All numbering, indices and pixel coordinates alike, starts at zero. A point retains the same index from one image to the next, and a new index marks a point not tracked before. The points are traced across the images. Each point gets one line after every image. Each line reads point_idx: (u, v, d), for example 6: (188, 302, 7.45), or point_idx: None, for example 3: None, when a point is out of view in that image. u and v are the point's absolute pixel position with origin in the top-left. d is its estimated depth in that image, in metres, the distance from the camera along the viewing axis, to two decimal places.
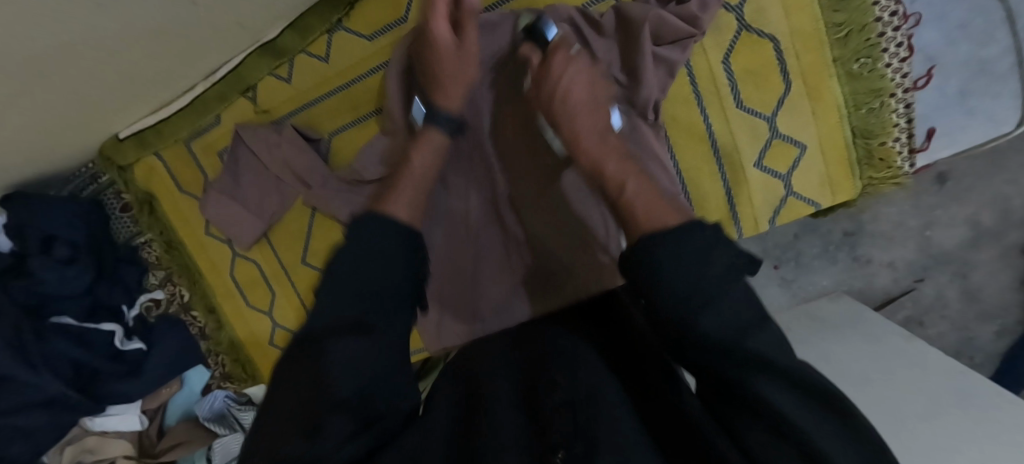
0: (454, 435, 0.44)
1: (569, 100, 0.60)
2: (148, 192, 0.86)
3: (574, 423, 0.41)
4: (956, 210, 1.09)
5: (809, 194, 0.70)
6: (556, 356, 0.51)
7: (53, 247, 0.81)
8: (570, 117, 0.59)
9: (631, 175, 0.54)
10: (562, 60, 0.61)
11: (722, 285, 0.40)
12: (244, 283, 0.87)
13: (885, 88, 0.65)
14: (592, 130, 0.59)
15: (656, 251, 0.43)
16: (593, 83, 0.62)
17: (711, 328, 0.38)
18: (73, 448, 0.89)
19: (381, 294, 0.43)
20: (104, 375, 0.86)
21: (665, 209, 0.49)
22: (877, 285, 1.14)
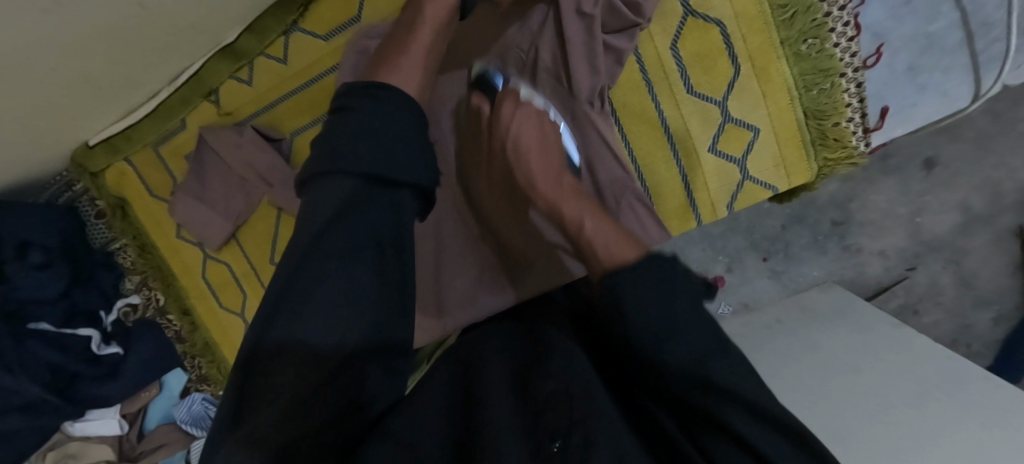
0: (446, 420, 0.43)
1: (518, 147, 0.62)
2: (120, 197, 0.87)
3: (572, 411, 0.40)
4: (946, 197, 1.10)
5: (764, 177, 0.71)
6: (545, 348, 0.50)
7: (29, 253, 0.82)
8: (526, 170, 0.61)
9: (588, 219, 0.54)
10: (511, 104, 0.64)
11: (682, 319, 0.42)
12: (217, 285, 0.88)
13: (834, 68, 0.65)
14: (545, 171, 0.61)
15: (625, 304, 0.42)
16: (542, 127, 0.64)
17: (676, 357, 0.40)
18: (55, 453, 0.91)
19: (386, 229, 0.44)
20: (82, 378, 0.88)
21: (620, 243, 0.49)
22: (869, 274, 1.14)
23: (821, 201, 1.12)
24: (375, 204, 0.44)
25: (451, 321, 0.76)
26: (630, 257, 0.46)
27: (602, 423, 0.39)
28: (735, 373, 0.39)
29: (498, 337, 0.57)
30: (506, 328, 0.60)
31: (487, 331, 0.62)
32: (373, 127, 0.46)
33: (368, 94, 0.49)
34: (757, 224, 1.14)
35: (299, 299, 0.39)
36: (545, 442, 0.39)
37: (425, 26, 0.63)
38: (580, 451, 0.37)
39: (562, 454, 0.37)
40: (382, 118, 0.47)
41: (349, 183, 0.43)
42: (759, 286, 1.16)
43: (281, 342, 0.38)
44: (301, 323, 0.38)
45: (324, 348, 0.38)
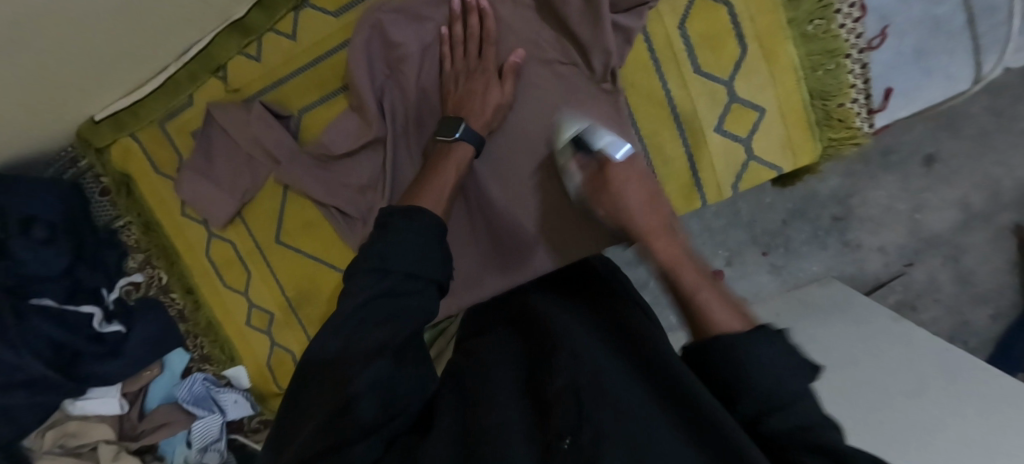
0: (463, 433, 0.44)
1: (630, 201, 0.63)
2: (125, 174, 0.86)
3: (578, 406, 0.42)
4: (945, 193, 1.11)
5: (770, 158, 0.71)
6: (553, 343, 0.54)
7: (33, 228, 0.83)
8: (637, 227, 0.62)
9: (704, 288, 0.53)
10: (621, 166, 0.64)
11: (777, 363, 0.43)
12: (220, 264, 0.88)
13: (839, 49, 0.66)
14: (659, 225, 0.62)
15: (739, 350, 0.44)
16: (650, 193, 0.64)
17: (762, 384, 0.41)
18: (55, 432, 0.91)
19: (398, 334, 0.48)
20: (85, 356, 0.88)
21: (703, 283, 0.54)
22: (868, 270, 1.15)
23: (822, 196, 1.13)
24: (396, 317, 0.49)
25: (463, 298, 0.79)
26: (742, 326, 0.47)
27: (609, 415, 0.41)
28: (815, 413, 0.40)
29: (499, 346, 0.60)
30: (511, 335, 0.63)
31: (494, 335, 0.64)
32: (400, 252, 0.52)
33: (390, 230, 0.54)
34: (758, 218, 1.14)
35: (355, 322, 0.49)
36: (554, 440, 0.40)
37: (447, 171, 0.65)
38: (586, 448, 0.38)
39: (570, 449, 0.39)
40: (398, 242, 0.53)
41: (373, 288, 0.50)
42: (759, 279, 1.16)
43: (325, 361, 0.48)
44: (337, 348, 0.48)
45: (352, 360, 0.46)
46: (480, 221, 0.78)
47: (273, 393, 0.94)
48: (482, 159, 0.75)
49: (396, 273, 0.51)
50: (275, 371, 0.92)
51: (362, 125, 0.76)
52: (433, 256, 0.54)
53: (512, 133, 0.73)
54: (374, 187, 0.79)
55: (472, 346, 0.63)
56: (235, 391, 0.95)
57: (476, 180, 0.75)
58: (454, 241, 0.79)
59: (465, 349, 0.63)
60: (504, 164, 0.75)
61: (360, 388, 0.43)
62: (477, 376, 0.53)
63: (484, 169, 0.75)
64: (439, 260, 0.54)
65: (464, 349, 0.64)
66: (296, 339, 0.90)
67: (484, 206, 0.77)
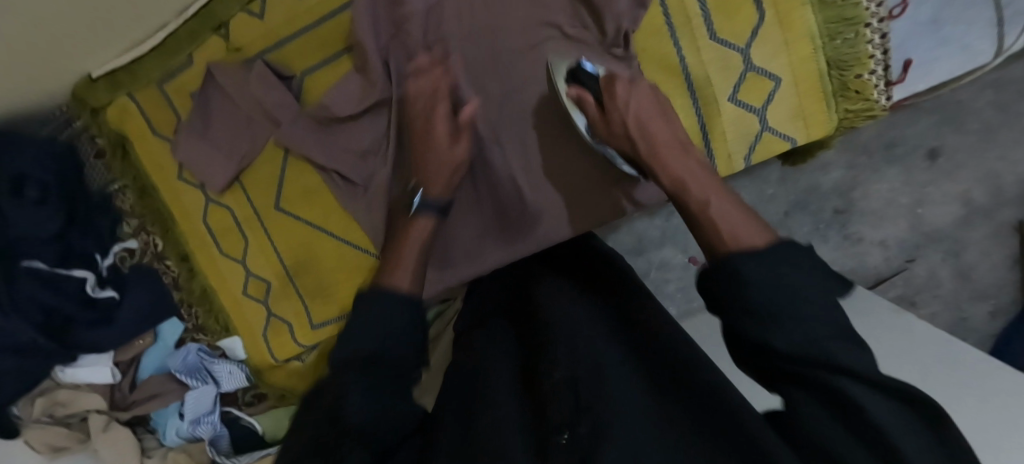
0: (466, 427, 0.47)
1: (641, 121, 0.61)
2: (122, 134, 0.84)
3: (576, 399, 0.45)
4: (947, 187, 1.11)
5: (784, 129, 0.69)
6: (546, 332, 0.56)
7: (25, 187, 0.82)
8: (649, 139, 0.60)
9: (716, 197, 0.51)
10: (624, 85, 0.63)
11: (805, 301, 0.39)
12: (218, 232, 0.86)
13: (859, 16, 0.64)
14: (671, 142, 0.59)
15: (744, 270, 0.41)
16: (658, 104, 0.62)
17: (790, 348, 0.37)
18: (43, 401, 0.91)
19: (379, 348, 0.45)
20: (76, 323, 0.87)
21: (715, 188, 0.53)
22: (868, 264, 1.14)
23: (823, 189, 1.12)
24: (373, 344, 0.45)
25: (466, 270, 0.78)
26: (758, 237, 0.45)
27: (605, 404, 0.43)
28: (824, 327, 0.38)
29: (501, 335, 0.62)
30: (507, 323, 0.65)
31: (494, 321, 0.66)
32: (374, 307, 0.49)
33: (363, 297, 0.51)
34: (762, 206, 1.12)
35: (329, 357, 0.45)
36: (552, 434, 0.43)
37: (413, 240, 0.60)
38: (585, 440, 0.40)
39: (569, 443, 0.41)
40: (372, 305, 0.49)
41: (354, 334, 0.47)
42: None
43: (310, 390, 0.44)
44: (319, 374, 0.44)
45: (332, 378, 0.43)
46: (480, 195, 0.77)
47: (269, 366, 0.91)
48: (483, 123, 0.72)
49: (361, 354, 0.44)
50: (271, 342, 0.90)
51: (366, 87, 0.74)
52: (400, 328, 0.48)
53: (518, 100, 0.72)
54: (377, 153, 0.77)
55: (468, 332, 0.65)
56: (230, 363, 0.94)
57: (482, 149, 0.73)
58: (450, 218, 0.78)
59: (460, 336, 0.66)
60: (512, 133, 0.73)
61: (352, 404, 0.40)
62: (475, 369, 0.56)
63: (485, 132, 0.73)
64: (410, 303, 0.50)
65: (460, 336, 0.66)
66: (294, 310, 0.88)
67: (486, 175, 0.75)
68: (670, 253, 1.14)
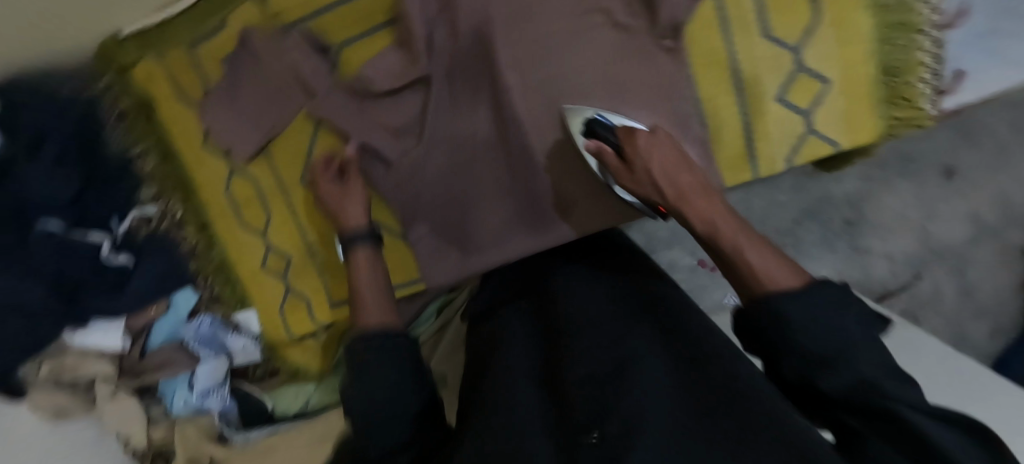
0: (497, 421, 0.50)
1: (665, 172, 0.62)
2: (146, 96, 0.82)
3: (603, 397, 0.48)
4: (957, 205, 1.13)
5: (829, 132, 0.68)
6: (571, 330, 0.60)
7: (43, 145, 0.80)
8: (676, 187, 0.61)
9: (749, 248, 0.53)
10: (645, 136, 0.64)
11: (844, 336, 0.43)
12: (240, 203, 0.85)
13: (914, 22, 0.63)
14: (697, 188, 0.60)
15: (789, 317, 0.45)
16: (678, 150, 0.64)
17: (836, 389, 0.43)
18: (50, 365, 0.87)
19: (389, 394, 0.54)
20: (89, 288, 0.83)
21: (748, 238, 0.54)
22: (875, 276, 1.13)
23: (836, 199, 1.12)
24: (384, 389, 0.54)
25: (494, 253, 0.80)
26: (789, 281, 0.48)
27: (631, 397, 0.46)
28: (875, 365, 0.42)
29: (519, 328, 0.67)
30: (532, 319, 0.68)
31: (509, 315, 0.71)
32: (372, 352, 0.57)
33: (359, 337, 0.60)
34: (770, 215, 1.11)
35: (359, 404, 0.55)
36: (581, 434, 0.45)
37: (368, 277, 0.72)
38: (615, 439, 0.42)
39: (598, 440, 0.43)
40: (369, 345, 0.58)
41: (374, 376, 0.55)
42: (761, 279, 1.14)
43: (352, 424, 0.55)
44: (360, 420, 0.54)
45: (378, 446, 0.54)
46: (512, 182, 0.76)
47: (284, 341, 0.91)
48: (522, 105, 0.70)
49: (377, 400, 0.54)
50: (287, 318, 0.89)
51: (405, 63, 0.72)
52: (398, 369, 0.56)
53: (563, 86, 0.70)
54: (411, 131, 0.77)
55: (495, 328, 0.69)
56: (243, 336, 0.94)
57: (522, 134, 0.72)
58: (482, 202, 0.78)
59: (488, 332, 0.70)
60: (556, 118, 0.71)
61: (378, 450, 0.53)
62: (504, 365, 0.60)
63: (525, 119, 0.71)
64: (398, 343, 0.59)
65: (487, 331, 0.70)
66: (312, 287, 0.88)
67: (521, 160, 0.74)
68: (677, 255, 1.14)
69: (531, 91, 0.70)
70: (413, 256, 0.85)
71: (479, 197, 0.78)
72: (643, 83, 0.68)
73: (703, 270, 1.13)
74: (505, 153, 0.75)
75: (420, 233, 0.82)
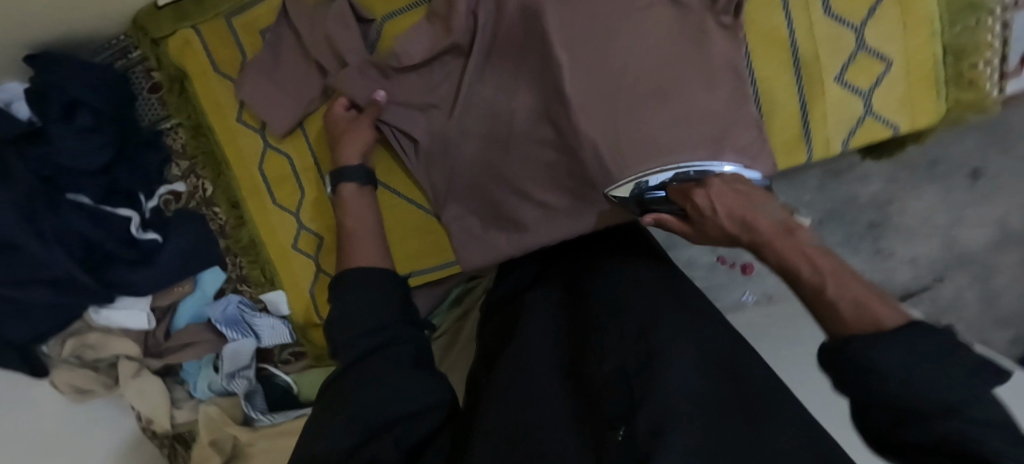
0: (518, 416, 0.51)
1: (741, 220, 0.53)
2: (180, 70, 0.80)
3: (630, 393, 0.48)
4: (983, 210, 1.11)
5: (887, 115, 0.66)
6: (595, 321, 0.59)
7: (76, 114, 0.78)
8: (751, 232, 0.52)
9: (830, 282, 0.45)
10: (704, 192, 0.57)
11: (941, 381, 0.35)
12: (273, 180, 0.83)
13: (984, 3, 0.63)
14: (776, 226, 0.51)
15: (873, 357, 0.37)
16: (742, 191, 0.56)
17: (923, 440, 0.35)
18: (74, 342, 0.87)
19: (383, 356, 0.55)
20: (115, 260, 0.84)
21: (828, 267, 0.46)
22: (897, 280, 1.12)
23: (862, 201, 1.10)
24: (381, 349, 0.55)
25: (535, 240, 0.76)
26: (886, 320, 0.39)
27: (655, 400, 0.46)
28: (987, 427, 0.33)
29: (541, 309, 0.66)
30: (557, 300, 0.68)
31: (532, 295, 0.69)
32: (362, 300, 0.58)
33: (343, 277, 0.61)
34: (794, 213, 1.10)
35: (358, 373, 0.53)
36: (606, 432, 0.46)
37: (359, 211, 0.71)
38: (633, 438, 0.43)
39: (625, 437, 0.44)
40: (362, 295, 0.59)
41: (374, 342, 0.56)
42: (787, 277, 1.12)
43: (337, 377, 0.55)
44: (351, 379, 0.53)
45: (351, 422, 0.49)
46: (557, 163, 0.74)
47: (313, 324, 0.88)
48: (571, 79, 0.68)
49: (368, 352, 0.55)
50: (318, 298, 0.87)
51: (448, 36, 0.71)
52: (387, 319, 0.57)
53: (613, 63, 0.68)
54: (439, 106, 0.76)
55: (517, 306, 0.69)
56: (271, 316, 0.90)
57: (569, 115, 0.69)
58: (523, 182, 0.76)
59: (511, 311, 0.69)
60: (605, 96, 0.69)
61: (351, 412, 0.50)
62: (521, 350, 0.59)
63: (573, 97, 0.69)
64: (387, 308, 0.58)
65: (511, 309, 0.70)
66: None
67: (568, 143, 0.71)
68: (695, 252, 1.11)
69: (580, 66, 0.68)
70: (450, 238, 0.82)
71: (521, 177, 0.76)
72: (695, 61, 0.67)
73: (722, 267, 1.11)
74: (548, 133, 0.73)
75: (454, 213, 0.80)
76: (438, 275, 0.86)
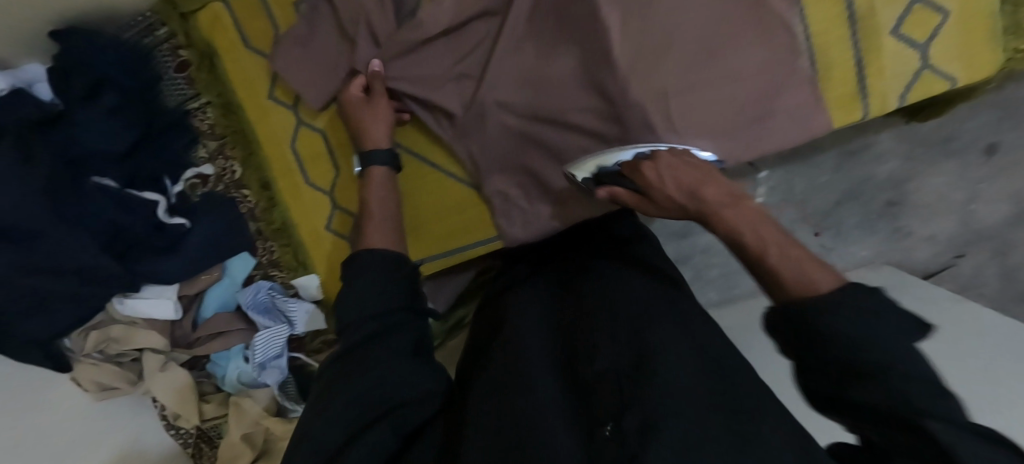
0: (512, 410, 0.48)
1: (688, 192, 0.52)
2: (210, 46, 0.79)
3: (621, 391, 0.46)
4: (1005, 184, 1.03)
5: (947, 66, 0.67)
6: (591, 317, 0.57)
7: (102, 93, 0.75)
8: (694, 205, 0.52)
9: (773, 247, 0.46)
10: (654, 164, 0.55)
11: (885, 341, 0.38)
12: (306, 157, 0.81)
13: None
14: (724, 197, 0.50)
15: (826, 324, 0.39)
16: (694, 166, 0.54)
17: (871, 400, 0.38)
18: (98, 335, 0.82)
19: (382, 340, 0.51)
20: (141, 247, 0.80)
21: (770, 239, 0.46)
22: (917, 259, 1.09)
23: (879, 179, 1.05)
24: (381, 335, 0.51)
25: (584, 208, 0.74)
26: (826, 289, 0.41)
27: (651, 394, 0.44)
28: (916, 384, 0.36)
29: (534, 305, 0.64)
30: (550, 297, 0.65)
31: (525, 292, 0.67)
32: (366, 290, 0.53)
33: (352, 258, 0.57)
34: (812, 197, 1.07)
35: (356, 357, 0.50)
36: (598, 427, 0.44)
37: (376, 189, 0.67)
38: (629, 433, 0.41)
39: (615, 435, 0.42)
40: (371, 279, 0.54)
41: (372, 328, 0.51)
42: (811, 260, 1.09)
43: (332, 361, 0.51)
44: (344, 363, 0.50)
45: (348, 411, 0.46)
46: (607, 131, 0.71)
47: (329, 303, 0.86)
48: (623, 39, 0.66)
49: (365, 339, 0.51)
50: None
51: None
52: (394, 298, 0.54)
53: (665, 22, 0.66)
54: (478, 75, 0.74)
55: (508, 303, 0.66)
56: (305, 302, 0.88)
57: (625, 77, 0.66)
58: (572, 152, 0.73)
59: (501, 307, 0.67)
60: (659, 55, 0.66)
61: (344, 401, 0.46)
62: (515, 345, 0.57)
63: (625, 58, 0.66)
64: (391, 284, 0.54)
65: (503, 304, 0.67)
66: None
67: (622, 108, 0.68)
68: (715, 237, 1.03)
69: (631, 26, 0.66)
70: (494, 214, 0.80)
71: (571, 146, 0.73)
72: (750, 18, 0.65)
73: None
74: (597, 99, 0.70)
75: (495, 185, 0.78)
76: (477, 251, 0.82)
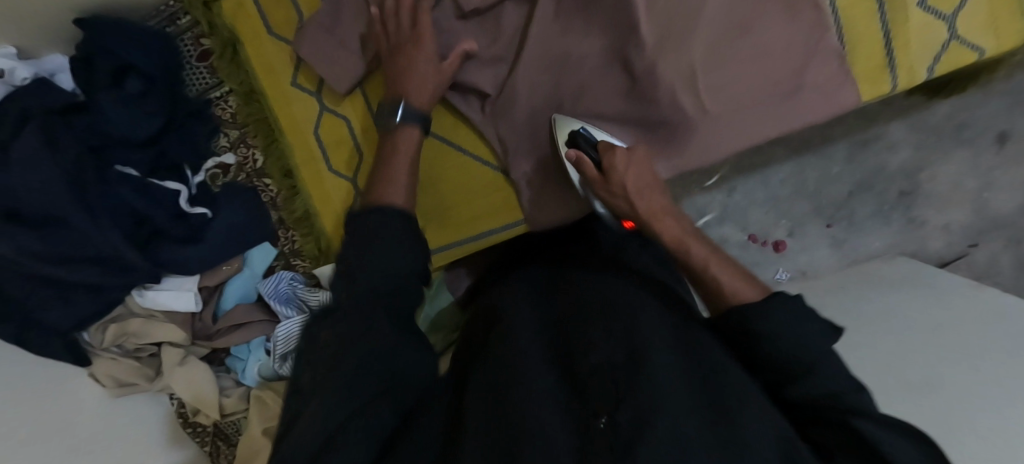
0: (494, 411, 0.40)
1: (642, 193, 0.63)
2: (233, 33, 0.78)
3: (617, 386, 0.38)
4: (1015, 173, 1.03)
5: (972, 38, 0.68)
6: (587, 314, 0.50)
7: (126, 80, 0.75)
8: (649, 208, 0.63)
9: (713, 263, 0.56)
10: (621, 154, 0.65)
11: (810, 342, 0.43)
12: (329, 144, 0.80)
13: None
14: (665, 207, 0.64)
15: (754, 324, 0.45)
16: (651, 176, 0.66)
17: (803, 392, 0.42)
18: (115, 329, 0.81)
19: (381, 310, 0.43)
20: (163, 236, 0.79)
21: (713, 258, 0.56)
22: (931, 248, 1.06)
23: (890, 169, 1.03)
24: (378, 307, 0.44)
25: None
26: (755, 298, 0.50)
27: (647, 392, 0.37)
28: (838, 378, 0.41)
29: (524, 303, 0.57)
30: (542, 295, 0.59)
31: (515, 292, 0.61)
32: (377, 253, 0.47)
33: (360, 213, 0.52)
34: (824, 189, 1.04)
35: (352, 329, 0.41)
36: (590, 420, 0.37)
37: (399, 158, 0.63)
38: (624, 431, 0.34)
39: (611, 431, 0.35)
40: (379, 240, 0.48)
41: (369, 301, 0.44)
42: (817, 253, 1.06)
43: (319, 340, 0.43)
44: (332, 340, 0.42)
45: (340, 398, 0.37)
46: (633, 110, 0.71)
47: None
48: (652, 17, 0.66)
49: (364, 312, 0.43)
50: None
51: None
52: (399, 261, 0.48)
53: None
54: (506, 59, 0.74)
55: (496, 306, 0.60)
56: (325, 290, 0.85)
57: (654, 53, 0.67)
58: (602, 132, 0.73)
59: (489, 310, 0.60)
60: (690, 31, 0.66)
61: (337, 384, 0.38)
62: (501, 342, 0.49)
63: (652, 36, 0.67)
64: (405, 249, 0.49)
65: (492, 305, 0.61)
66: None
67: (652, 85, 0.68)
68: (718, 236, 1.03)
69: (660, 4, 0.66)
70: (517, 199, 0.79)
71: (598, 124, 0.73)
72: None
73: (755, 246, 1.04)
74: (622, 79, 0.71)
75: (520, 170, 0.77)
76: (501, 235, 0.80)
